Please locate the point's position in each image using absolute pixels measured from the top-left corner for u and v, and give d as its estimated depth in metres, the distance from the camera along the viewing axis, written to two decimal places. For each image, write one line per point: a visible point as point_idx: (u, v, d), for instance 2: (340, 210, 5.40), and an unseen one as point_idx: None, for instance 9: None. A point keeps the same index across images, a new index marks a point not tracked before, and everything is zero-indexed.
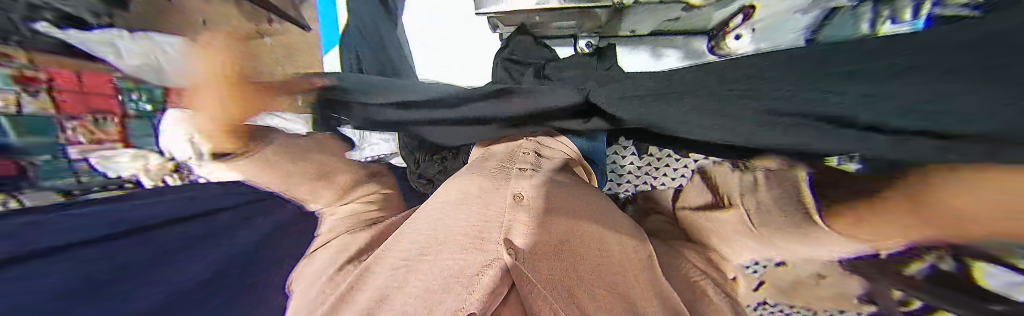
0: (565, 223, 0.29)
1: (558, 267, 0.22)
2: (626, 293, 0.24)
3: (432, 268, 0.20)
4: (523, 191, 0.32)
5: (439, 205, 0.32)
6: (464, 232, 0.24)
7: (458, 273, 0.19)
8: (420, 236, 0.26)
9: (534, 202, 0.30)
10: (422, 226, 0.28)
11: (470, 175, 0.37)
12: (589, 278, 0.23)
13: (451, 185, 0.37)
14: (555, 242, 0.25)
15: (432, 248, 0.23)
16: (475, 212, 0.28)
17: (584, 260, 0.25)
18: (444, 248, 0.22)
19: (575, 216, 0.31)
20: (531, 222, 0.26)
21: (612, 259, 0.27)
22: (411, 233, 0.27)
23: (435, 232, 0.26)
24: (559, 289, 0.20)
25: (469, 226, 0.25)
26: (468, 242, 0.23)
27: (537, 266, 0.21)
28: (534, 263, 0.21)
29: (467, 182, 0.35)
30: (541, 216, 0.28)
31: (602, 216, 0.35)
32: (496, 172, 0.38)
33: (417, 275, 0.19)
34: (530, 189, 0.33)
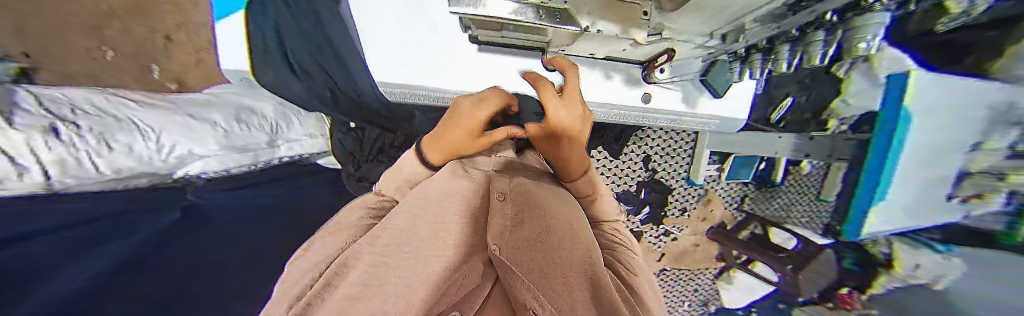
0: (541, 216, 0.26)
1: (532, 260, 0.19)
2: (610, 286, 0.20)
3: (408, 273, 0.18)
4: (499, 194, 0.29)
5: (412, 200, 0.29)
6: (439, 231, 0.22)
7: (427, 278, 0.17)
8: (399, 231, 0.23)
9: (506, 204, 0.27)
10: (399, 219, 0.25)
11: (452, 174, 0.33)
12: (560, 269, 0.19)
13: (431, 183, 0.31)
14: (539, 230, 0.24)
15: (411, 247, 0.21)
16: (452, 209, 0.25)
17: (563, 246, 0.23)
18: (423, 247, 0.20)
19: (557, 218, 0.27)
20: (507, 225, 0.24)
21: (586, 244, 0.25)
22: (389, 228, 0.24)
23: (413, 225, 0.23)
24: (533, 277, 0.17)
25: (447, 225, 0.23)
26: (441, 244, 0.21)
27: (520, 260, 0.19)
28: (515, 256, 0.19)
29: (443, 180, 0.31)
30: (524, 208, 0.28)
31: (573, 207, 0.34)
32: (469, 170, 0.36)
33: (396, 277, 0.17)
34: (504, 190, 0.30)
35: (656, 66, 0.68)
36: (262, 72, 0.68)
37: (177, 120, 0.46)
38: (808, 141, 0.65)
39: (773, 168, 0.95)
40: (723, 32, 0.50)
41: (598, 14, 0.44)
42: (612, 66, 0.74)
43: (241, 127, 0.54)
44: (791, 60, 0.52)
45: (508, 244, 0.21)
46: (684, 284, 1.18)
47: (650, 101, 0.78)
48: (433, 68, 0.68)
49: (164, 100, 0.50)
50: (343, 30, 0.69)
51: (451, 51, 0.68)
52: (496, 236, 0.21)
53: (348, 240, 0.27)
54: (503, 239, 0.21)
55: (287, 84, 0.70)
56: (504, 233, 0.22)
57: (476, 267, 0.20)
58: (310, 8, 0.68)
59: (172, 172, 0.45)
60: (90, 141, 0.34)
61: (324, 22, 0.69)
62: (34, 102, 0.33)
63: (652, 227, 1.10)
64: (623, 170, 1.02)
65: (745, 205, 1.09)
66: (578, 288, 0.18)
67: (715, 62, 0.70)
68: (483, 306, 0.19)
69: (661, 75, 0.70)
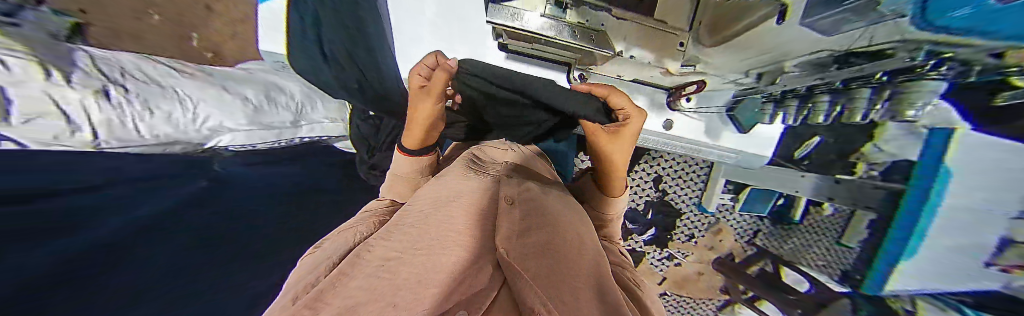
0: (552, 226, 0.26)
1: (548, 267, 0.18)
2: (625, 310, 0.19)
3: (422, 261, 0.16)
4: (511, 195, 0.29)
5: (427, 197, 0.28)
6: (455, 229, 0.21)
7: (444, 268, 0.15)
8: (411, 229, 0.22)
9: (520, 207, 0.27)
10: (413, 218, 0.24)
11: (461, 175, 0.33)
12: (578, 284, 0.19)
13: (441, 182, 0.32)
14: (546, 240, 0.23)
15: (424, 240, 0.19)
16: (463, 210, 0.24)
17: (574, 261, 0.22)
18: (436, 241, 0.19)
19: (567, 235, 0.27)
20: (518, 227, 0.23)
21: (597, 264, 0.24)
22: (401, 226, 0.23)
23: (427, 223, 0.22)
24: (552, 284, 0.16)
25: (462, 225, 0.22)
26: (457, 239, 0.20)
27: (530, 267, 0.17)
28: (525, 261, 0.18)
29: (455, 182, 0.31)
30: (535, 216, 0.27)
31: (583, 222, 0.34)
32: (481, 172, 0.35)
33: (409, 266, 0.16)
34: (517, 194, 0.30)
35: (679, 95, 0.67)
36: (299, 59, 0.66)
37: (212, 92, 0.49)
38: (834, 184, 0.66)
39: (793, 206, 0.91)
40: (759, 71, 0.55)
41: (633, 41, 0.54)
42: (640, 89, 0.71)
43: (269, 104, 0.57)
44: (829, 112, 0.58)
45: (516, 250, 0.19)
46: (681, 311, 1.14)
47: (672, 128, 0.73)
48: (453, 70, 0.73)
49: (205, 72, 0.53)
50: (377, 18, 0.67)
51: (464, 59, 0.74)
52: (503, 239, 0.20)
53: (359, 235, 0.26)
54: (512, 244, 0.20)
55: (317, 69, 0.65)
56: (512, 237, 0.21)
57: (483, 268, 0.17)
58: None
59: (204, 142, 0.47)
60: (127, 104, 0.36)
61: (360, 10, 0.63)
62: (90, 64, 0.35)
63: (656, 249, 1.07)
64: (632, 188, 0.99)
65: (756, 240, 1.05)
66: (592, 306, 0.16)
67: (744, 100, 0.68)
68: (491, 305, 0.15)
69: (686, 103, 0.69)
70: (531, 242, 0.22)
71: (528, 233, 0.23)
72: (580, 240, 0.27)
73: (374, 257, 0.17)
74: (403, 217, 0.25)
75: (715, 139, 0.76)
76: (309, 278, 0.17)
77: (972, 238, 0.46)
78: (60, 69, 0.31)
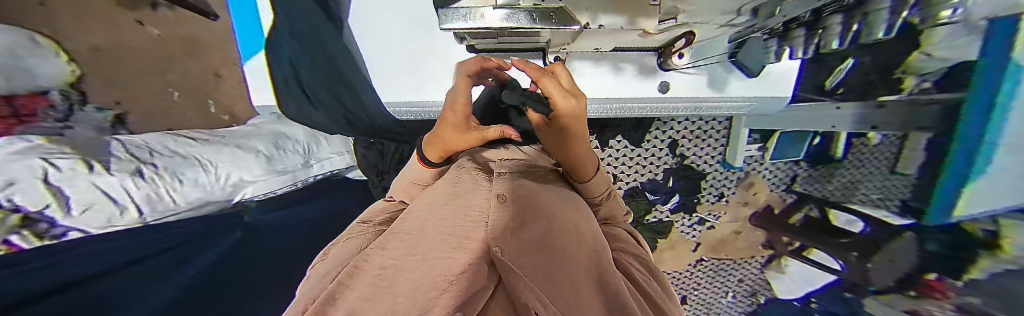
0: (547, 219, 0.26)
1: (542, 267, 0.18)
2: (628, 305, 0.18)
3: (420, 267, 0.16)
4: (505, 191, 0.28)
5: (423, 205, 0.28)
6: (453, 231, 0.21)
7: (441, 271, 0.15)
8: (407, 237, 0.22)
9: (515, 203, 0.27)
10: (409, 225, 0.24)
11: (453, 178, 0.34)
12: (573, 288, 0.18)
13: (436, 186, 0.32)
14: (540, 235, 0.23)
15: (421, 246, 0.19)
16: (460, 215, 0.24)
17: (570, 259, 0.22)
18: (432, 247, 0.19)
19: (565, 229, 0.26)
20: (515, 224, 0.23)
21: (594, 259, 0.24)
22: (397, 234, 0.23)
23: (422, 230, 0.22)
24: (545, 282, 0.16)
25: (457, 228, 0.21)
26: (454, 241, 0.19)
27: (525, 266, 0.17)
28: (520, 259, 0.18)
29: (450, 185, 0.31)
30: (528, 210, 0.26)
31: (581, 213, 0.33)
32: (472, 173, 0.36)
33: (404, 273, 0.15)
34: (511, 190, 0.30)
35: (673, 54, 0.62)
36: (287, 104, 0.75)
37: (228, 152, 0.53)
38: (878, 110, 0.57)
39: (833, 144, 0.83)
40: (753, 6, 0.44)
41: (599, 8, 0.43)
42: (623, 56, 0.69)
43: (280, 152, 0.62)
44: (840, 34, 0.44)
45: (512, 248, 0.19)
46: (725, 274, 1.08)
47: (668, 91, 0.71)
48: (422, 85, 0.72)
49: (218, 136, 0.57)
50: (353, 59, 0.72)
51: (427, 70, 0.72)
52: (498, 238, 0.19)
53: (366, 241, 0.27)
54: (507, 241, 0.19)
55: (308, 114, 0.75)
56: (506, 236, 0.20)
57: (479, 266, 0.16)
58: (317, 41, 0.70)
59: (230, 199, 0.51)
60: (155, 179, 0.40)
61: (334, 56, 0.71)
62: (122, 150, 0.40)
63: (685, 216, 1.02)
64: (646, 158, 0.95)
65: (796, 185, 0.97)
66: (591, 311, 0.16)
67: (744, 42, 0.60)
68: (488, 304, 0.13)
69: (679, 61, 0.63)
70: (526, 237, 0.21)
71: (523, 228, 0.22)
72: (576, 230, 0.27)
73: (374, 267, 0.17)
74: (404, 225, 0.26)
75: (720, 89, 0.71)
76: (311, 293, 0.17)
77: None
78: (98, 160, 0.35)
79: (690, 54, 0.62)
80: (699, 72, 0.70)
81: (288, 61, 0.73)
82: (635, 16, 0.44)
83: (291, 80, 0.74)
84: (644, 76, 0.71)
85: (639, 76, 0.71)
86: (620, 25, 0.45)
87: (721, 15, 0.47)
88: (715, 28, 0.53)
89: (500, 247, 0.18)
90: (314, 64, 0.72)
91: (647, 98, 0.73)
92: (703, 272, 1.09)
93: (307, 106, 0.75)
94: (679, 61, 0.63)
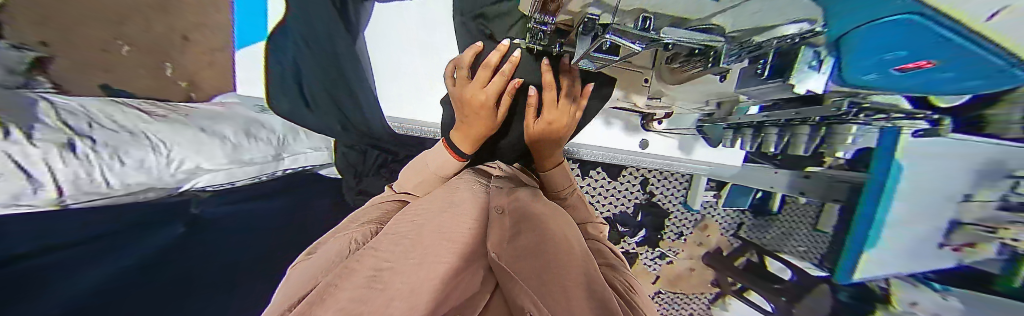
0: (540, 228, 0.30)
1: (529, 270, 0.23)
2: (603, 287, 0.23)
3: (415, 272, 0.18)
4: (502, 206, 0.34)
5: (420, 210, 0.30)
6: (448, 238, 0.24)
7: (427, 280, 0.18)
8: (402, 240, 0.23)
9: (512, 216, 0.32)
10: (404, 228, 0.26)
11: (451, 189, 0.37)
12: (562, 284, 0.22)
13: (435, 195, 0.34)
14: (534, 244, 0.27)
15: (417, 251, 0.21)
16: (449, 227, 0.27)
17: (562, 255, 0.26)
18: (427, 251, 0.22)
19: (558, 235, 0.30)
20: (511, 231, 0.29)
21: (584, 258, 0.28)
22: (390, 236, 0.24)
23: (420, 236, 0.24)
24: (532, 282, 0.21)
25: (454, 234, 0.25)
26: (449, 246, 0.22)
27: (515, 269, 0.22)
28: (514, 264, 0.23)
29: (450, 194, 0.35)
30: (524, 223, 0.31)
31: (569, 221, 0.38)
32: (471, 186, 0.40)
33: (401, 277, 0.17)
34: (508, 204, 0.35)
35: (653, 119, 0.74)
36: (278, 103, 0.74)
37: (189, 136, 0.48)
38: (804, 179, 0.69)
39: (771, 200, 1.01)
40: (719, 99, 0.59)
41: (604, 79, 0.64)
42: (614, 113, 0.76)
43: (248, 141, 0.59)
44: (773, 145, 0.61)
45: (506, 254, 0.24)
46: (677, 308, 1.16)
47: (646, 147, 0.79)
48: (421, 97, 0.81)
49: (177, 114, 0.52)
50: (362, 72, 0.78)
51: (423, 87, 0.81)
52: (495, 244, 0.25)
53: (352, 246, 0.27)
54: (501, 247, 0.25)
55: (300, 114, 0.75)
56: (502, 243, 0.26)
57: (478, 272, 0.23)
58: (330, 48, 0.76)
59: (177, 186, 0.46)
60: (79, 156, 0.32)
61: (344, 67, 0.77)
62: (53, 115, 0.33)
63: (648, 249, 1.10)
64: (621, 192, 1.02)
65: (742, 234, 1.09)
66: (580, 304, 0.19)
67: (705, 126, 0.73)
68: (487, 305, 0.21)
69: (658, 126, 0.75)
70: (521, 245, 0.27)
71: (518, 237, 0.28)
72: (566, 239, 0.30)
73: (367, 267, 0.18)
74: (395, 227, 0.27)
75: (687, 152, 0.82)
76: (297, 292, 0.17)
77: (924, 223, 0.48)
78: (23, 125, 0.28)
79: (668, 121, 0.74)
80: (672, 137, 0.79)
81: (291, 58, 0.76)
82: (631, 92, 0.65)
83: (289, 78, 0.75)
84: (629, 132, 0.78)
85: (621, 133, 0.78)
86: (619, 97, 0.67)
87: (695, 103, 0.63)
88: (696, 106, 0.66)
89: (496, 253, 0.23)
90: (320, 68, 0.76)
91: (626, 152, 0.79)
92: (660, 305, 1.15)
93: (300, 108, 0.75)
94: (656, 128, 0.76)
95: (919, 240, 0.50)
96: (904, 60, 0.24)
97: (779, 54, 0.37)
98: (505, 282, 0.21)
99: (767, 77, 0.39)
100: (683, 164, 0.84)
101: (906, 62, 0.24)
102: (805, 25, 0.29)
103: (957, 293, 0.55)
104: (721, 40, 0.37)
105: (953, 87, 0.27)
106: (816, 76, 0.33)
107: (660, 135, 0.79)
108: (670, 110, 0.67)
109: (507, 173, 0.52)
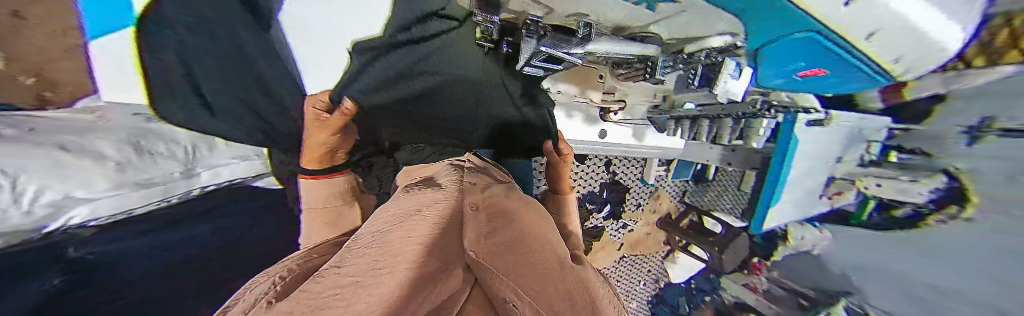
0: (514, 224, 0.30)
1: (511, 260, 0.22)
2: (577, 280, 0.24)
3: (382, 277, 0.15)
4: (477, 202, 0.32)
5: (383, 220, 0.27)
6: (421, 240, 0.21)
7: (393, 276, 0.15)
8: (368, 252, 0.20)
9: (488, 212, 0.30)
10: (369, 241, 0.23)
11: (420, 193, 0.34)
12: (544, 277, 0.22)
13: (407, 199, 0.32)
14: (512, 237, 0.26)
15: (386, 259, 0.18)
16: (422, 222, 0.24)
17: (538, 251, 0.26)
18: (398, 257, 0.18)
19: (532, 230, 0.30)
20: (490, 226, 0.27)
21: (557, 252, 0.28)
22: (350, 254, 0.21)
23: (388, 243, 0.21)
24: (515, 275, 0.20)
25: (427, 236, 0.22)
26: (426, 251, 0.20)
27: (496, 263, 0.20)
28: (493, 259, 0.21)
29: (421, 198, 0.32)
30: (499, 218, 0.30)
31: (541, 214, 0.39)
32: (436, 187, 0.37)
33: (368, 288, 0.14)
34: (483, 200, 0.33)
35: (608, 112, 0.75)
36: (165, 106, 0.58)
37: (49, 158, 0.38)
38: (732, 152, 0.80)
39: (707, 171, 1.18)
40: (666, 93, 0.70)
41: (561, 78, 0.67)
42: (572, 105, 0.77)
43: (141, 158, 0.48)
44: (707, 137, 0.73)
45: (485, 250, 0.22)
46: (638, 268, 1.34)
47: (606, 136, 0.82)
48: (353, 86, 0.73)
49: (17, 127, 0.39)
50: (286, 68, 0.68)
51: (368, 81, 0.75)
52: (472, 242, 0.22)
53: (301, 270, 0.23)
54: (480, 245, 0.22)
55: (205, 116, 0.60)
56: (480, 239, 0.23)
57: (456, 272, 0.19)
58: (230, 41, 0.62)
59: (40, 226, 0.37)
60: None
61: (259, 63, 0.66)
62: None
63: (613, 221, 1.22)
64: (588, 173, 1.09)
65: (686, 200, 1.26)
66: (558, 291, 0.20)
67: (654, 120, 0.81)
68: (464, 306, 0.17)
69: (614, 116, 0.77)
70: (499, 239, 0.25)
71: (497, 232, 0.26)
72: (541, 235, 0.30)
73: (328, 286, 0.15)
74: (358, 240, 0.24)
75: (640, 139, 0.87)
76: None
77: (812, 182, 0.63)
78: None
79: (624, 112, 0.78)
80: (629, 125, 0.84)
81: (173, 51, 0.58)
82: (586, 88, 0.68)
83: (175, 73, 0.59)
84: (590, 122, 0.79)
85: (583, 125, 0.79)
86: (575, 93, 0.69)
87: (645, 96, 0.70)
88: (646, 97, 0.72)
89: (476, 251, 0.21)
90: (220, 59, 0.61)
91: (589, 143, 0.82)
92: (623, 267, 1.31)
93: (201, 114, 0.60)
94: (611, 120, 0.78)
95: (811, 194, 0.65)
96: (806, 69, 0.37)
97: (706, 67, 0.45)
98: (487, 281, 0.19)
99: (698, 85, 0.48)
100: (640, 149, 0.90)
101: (809, 68, 0.37)
102: (727, 38, 0.35)
103: (831, 227, 0.82)
104: (653, 48, 0.41)
105: (816, 85, 0.46)
106: (734, 83, 0.44)
107: (618, 125, 0.82)
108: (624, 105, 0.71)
109: (481, 170, 0.51)
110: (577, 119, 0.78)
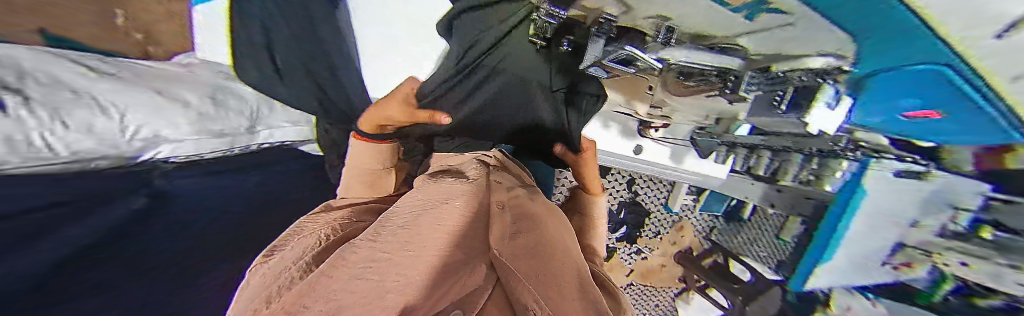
0: (536, 230, 0.29)
1: (533, 268, 0.21)
2: (600, 303, 0.21)
3: (413, 259, 0.16)
4: (501, 201, 0.32)
5: (412, 203, 0.28)
6: (449, 228, 0.21)
7: (423, 260, 0.15)
8: (398, 232, 0.21)
9: (512, 213, 0.30)
10: (399, 222, 0.24)
11: (447, 183, 0.34)
12: (566, 293, 0.20)
13: (435, 187, 0.33)
14: (533, 244, 0.25)
15: (416, 242, 0.18)
16: (449, 212, 0.25)
17: (558, 263, 0.25)
18: (426, 242, 0.19)
19: (553, 240, 0.29)
20: (513, 228, 0.26)
21: (577, 268, 0.27)
22: (382, 231, 0.22)
23: (417, 226, 0.22)
24: (539, 285, 0.18)
25: (454, 226, 0.22)
26: (453, 241, 0.19)
27: (520, 269, 0.19)
28: (516, 263, 0.20)
29: (448, 188, 0.33)
30: (522, 221, 0.29)
31: (562, 225, 0.38)
32: (462, 179, 0.37)
33: (399, 269, 0.14)
34: (506, 200, 0.33)
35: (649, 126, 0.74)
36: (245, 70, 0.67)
37: (147, 98, 0.45)
38: (777, 193, 0.70)
39: (742, 209, 1.07)
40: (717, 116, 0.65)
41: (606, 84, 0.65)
42: (610, 115, 0.75)
43: (217, 109, 0.55)
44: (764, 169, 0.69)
45: (508, 252, 0.21)
46: (646, 299, 1.25)
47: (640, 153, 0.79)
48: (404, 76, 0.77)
49: (129, 73, 0.48)
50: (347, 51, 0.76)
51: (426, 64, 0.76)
52: (496, 241, 0.22)
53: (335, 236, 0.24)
54: (503, 246, 0.22)
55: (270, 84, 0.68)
56: (503, 240, 0.23)
57: (479, 269, 0.18)
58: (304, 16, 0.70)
59: (135, 155, 0.44)
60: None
61: (320, 40, 0.72)
62: None
63: (627, 244, 1.15)
64: (608, 190, 1.05)
65: (712, 236, 1.16)
66: (582, 312, 0.18)
67: (699, 142, 0.76)
68: (485, 305, 0.15)
69: (654, 133, 0.76)
70: (521, 243, 0.24)
71: (519, 235, 0.26)
72: (562, 247, 0.29)
73: (362, 259, 0.15)
74: (388, 219, 0.25)
75: (676, 162, 0.81)
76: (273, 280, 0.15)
77: (879, 247, 0.55)
78: None
79: (665, 129, 0.75)
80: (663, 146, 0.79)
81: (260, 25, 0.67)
82: (633, 98, 0.65)
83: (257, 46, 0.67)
84: (625, 136, 0.77)
85: (618, 137, 0.76)
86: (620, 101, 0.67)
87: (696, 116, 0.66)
88: (693, 118, 0.68)
89: (500, 250, 0.21)
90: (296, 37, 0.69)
91: (621, 158, 0.79)
92: (629, 295, 1.23)
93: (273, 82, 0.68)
94: (651, 135, 0.76)
95: (872, 259, 0.57)
96: (925, 109, 0.34)
97: (798, 89, 0.40)
98: (509, 284, 0.17)
99: (785, 111, 0.42)
100: (673, 172, 0.84)
101: (926, 109, 0.34)
102: (830, 60, 0.33)
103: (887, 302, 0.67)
104: (736, 62, 0.41)
105: (939, 135, 0.39)
106: (828, 113, 0.39)
107: (654, 143, 0.79)
108: (669, 121, 0.69)
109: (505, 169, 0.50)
110: (610, 131, 0.76)
